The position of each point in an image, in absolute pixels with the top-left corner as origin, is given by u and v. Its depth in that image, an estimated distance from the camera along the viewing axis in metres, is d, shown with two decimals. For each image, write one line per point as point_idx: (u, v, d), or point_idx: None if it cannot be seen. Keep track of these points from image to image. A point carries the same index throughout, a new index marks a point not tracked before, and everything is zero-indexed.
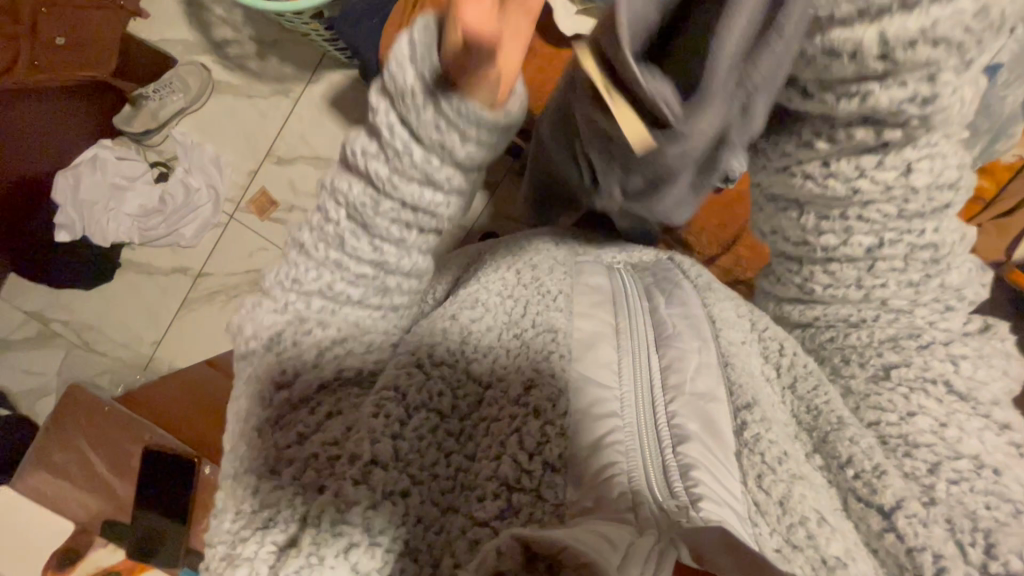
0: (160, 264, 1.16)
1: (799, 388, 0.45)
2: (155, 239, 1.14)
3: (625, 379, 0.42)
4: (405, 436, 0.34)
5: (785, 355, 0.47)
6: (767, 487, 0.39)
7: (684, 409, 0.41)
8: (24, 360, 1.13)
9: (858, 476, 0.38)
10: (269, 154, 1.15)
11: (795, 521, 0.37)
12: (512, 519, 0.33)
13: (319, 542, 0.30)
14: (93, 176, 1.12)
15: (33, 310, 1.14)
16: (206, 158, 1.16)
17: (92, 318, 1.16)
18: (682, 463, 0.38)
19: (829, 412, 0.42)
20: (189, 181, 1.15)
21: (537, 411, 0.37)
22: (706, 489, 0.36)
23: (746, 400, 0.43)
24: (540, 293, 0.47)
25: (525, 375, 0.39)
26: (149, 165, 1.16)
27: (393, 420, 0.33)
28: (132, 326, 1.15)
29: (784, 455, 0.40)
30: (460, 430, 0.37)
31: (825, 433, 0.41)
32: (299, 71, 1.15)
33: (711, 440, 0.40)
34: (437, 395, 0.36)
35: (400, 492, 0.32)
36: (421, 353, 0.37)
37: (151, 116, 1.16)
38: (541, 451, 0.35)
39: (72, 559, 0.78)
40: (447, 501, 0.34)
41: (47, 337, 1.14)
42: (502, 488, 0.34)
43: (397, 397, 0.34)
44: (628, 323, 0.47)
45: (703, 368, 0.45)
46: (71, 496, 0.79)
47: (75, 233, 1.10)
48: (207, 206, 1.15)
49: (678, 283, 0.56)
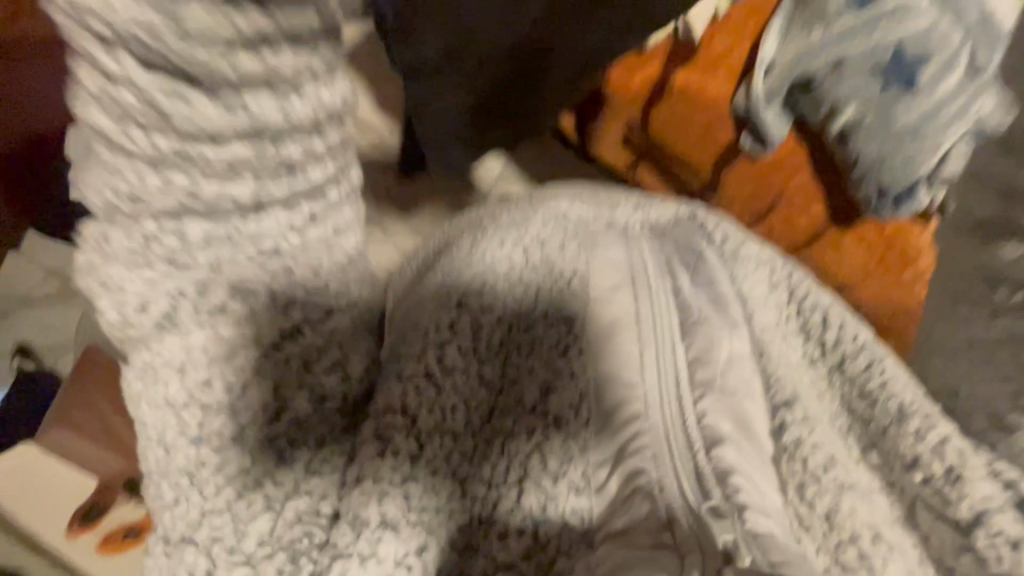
0: None
1: (849, 368, 0.47)
2: None
3: (649, 376, 0.40)
4: (416, 479, 0.33)
5: (832, 331, 0.48)
6: (812, 501, 0.39)
7: (715, 407, 0.39)
8: (44, 318, 1.13)
9: (929, 484, 0.40)
10: None
11: (843, 539, 0.38)
12: (536, 554, 0.34)
13: None
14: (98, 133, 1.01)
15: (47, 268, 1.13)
16: None
17: None
18: (718, 470, 0.36)
19: (887, 398, 0.44)
20: None
21: (558, 422, 0.38)
22: (748, 496, 0.35)
23: (786, 397, 0.42)
24: (552, 279, 0.45)
25: (542, 380, 0.40)
26: None
27: (403, 457, 0.33)
28: None
29: (829, 460, 0.41)
30: (475, 449, 0.37)
31: (884, 426, 0.43)
32: None
33: (743, 439, 0.39)
34: (451, 412, 0.36)
35: (417, 552, 0.32)
36: (429, 359, 0.37)
37: None
38: (566, 473, 0.36)
39: (95, 513, 0.79)
40: (464, 542, 0.34)
41: (65, 295, 1.14)
42: (529, 521, 0.35)
43: (407, 422, 0.34)
44: (648, 307, 0.44)
45: (734, 359, 0.43)
46: (93, 454, 0.80)
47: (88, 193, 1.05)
48: None
49: (702, 252, 0.50)
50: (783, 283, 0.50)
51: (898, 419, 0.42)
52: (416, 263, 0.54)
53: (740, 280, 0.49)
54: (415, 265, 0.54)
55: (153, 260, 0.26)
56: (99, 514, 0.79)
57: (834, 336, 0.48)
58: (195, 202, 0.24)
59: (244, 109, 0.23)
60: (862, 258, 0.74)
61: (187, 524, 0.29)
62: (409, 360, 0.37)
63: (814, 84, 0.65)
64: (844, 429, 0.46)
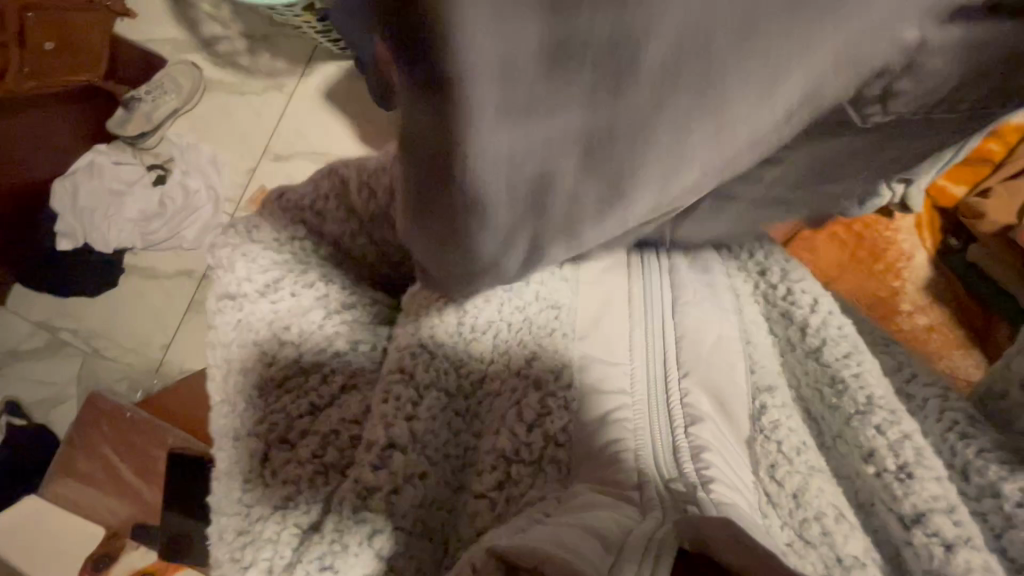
0: (162, 267, 1.20)
1: (827, 354, 0.44)
2: (156, 242, 1.19)
3: (637, 356, 0.43)
4: (418, 416, 0.39)
5: (816, 317, 0.46)
6: (781, 479, 0.39)
7: (697, 385, 0.42)
8: (34, 371, 1.17)
9: (880, 476, 0.38)
10: (267, 151, 1.22)
11: (808, 516, 0.37)
12: (508, 487, 0.38)
13: (342, 530, 0.35)
14: (90, 183, 1.17)
15: (42, 320, 1.19)
16: (203, 159, 1.22)
17: (100, 324, 1.20)
18: (694, 444, 0.38)
19: (859, 391, 0.41)
20: (188, 183, 1.20)
21: (538, 383, 0.41)
22: (718, 470, 0.36)
23: (767, 383, 0.43)
24: None
25: (526, 350, 0.43)
26: (147, 168, 1.21)
27: (405, 400, 0.39)
28: (143, 331, 1.19)
29: (804, 445, 0.40)
30: (466, 411, 0.42)
31: (849, 414, 0.41)
32: (290, 65, 1.22)
33: (723, 421, 0.41)
34: (443, 375, 0.42)
35: (419, 474, 0.37)
36: (423, 333, 0.42)
37: (144, 119, 1.20)
38: (541, 423, 0.39)
39: (104, 562, 0.78)
40: (459, 481, 0.40)
41: (57, 346, 1.18)
42: (500, 460, 0.39)
43: (405, 377, 0.40)
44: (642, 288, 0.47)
45: (723, 340, 0.45)
46: (101, 504, 0.80)
47: (76, 241, 1.16)
48: (206, 207, 1.20)
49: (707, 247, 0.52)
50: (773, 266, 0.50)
51: (864, 410, 0.40)
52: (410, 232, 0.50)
53: (732, 275, 0.51)
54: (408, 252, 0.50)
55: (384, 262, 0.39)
56: (108, 565, 0.78)
57: (816, 321, 0.46)
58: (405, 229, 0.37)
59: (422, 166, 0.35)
60: (836, 248, 0.79)
61: None
62: (405, 332, 0.43)
63: None
64: (817, 417, 0.44)
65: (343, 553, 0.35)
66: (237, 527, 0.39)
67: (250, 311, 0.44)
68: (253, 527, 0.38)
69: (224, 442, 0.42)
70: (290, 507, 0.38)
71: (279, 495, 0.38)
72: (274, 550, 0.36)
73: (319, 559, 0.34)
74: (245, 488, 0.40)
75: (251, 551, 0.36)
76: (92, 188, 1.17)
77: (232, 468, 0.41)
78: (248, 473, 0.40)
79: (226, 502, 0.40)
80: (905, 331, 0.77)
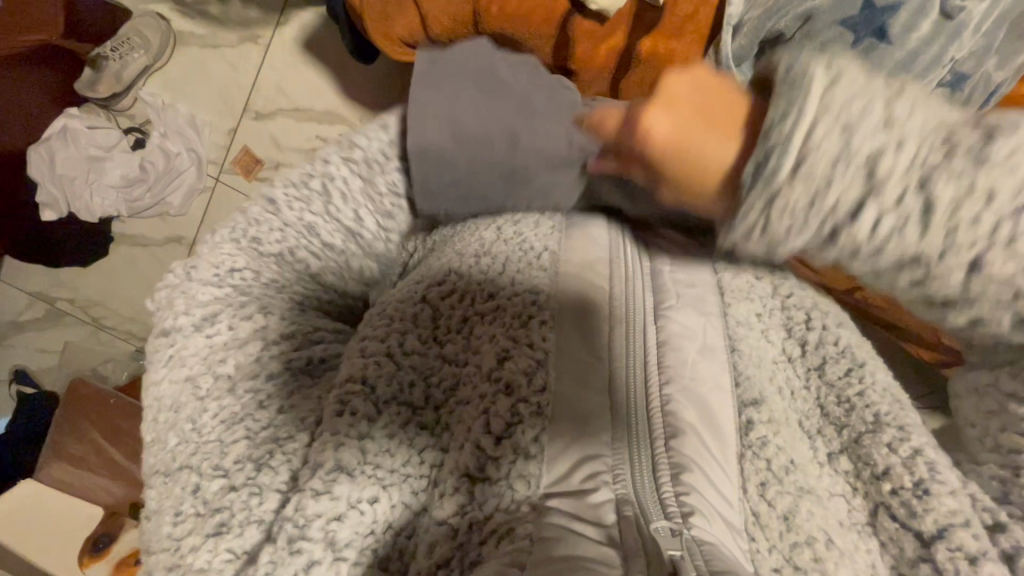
0: (154, 236, 1.18)
1: (828, 373, 0.42)
2: (144, 209, 1.15)
3: (616, 349, 0.39)
4: (372, 436, 0.36)
5: (813, 331, 0.43)
6: (771, 499, 0.36)
7: (683, 393, 0.37)
8: (34, 341, 1.18)
9: (897, 493, 0.35)
10: (247, 109, 1.16)
11: (799, 540, 0.35)
12: (472, 511, 0.34)
13: (277, 562, 0.32)
14: (67, 150, 1.11)
15: (36, 291, 1.17)
16: (181, 119, 1.15)
17: (95, 295, 1.19)
18: (672, 463, 0.35)
19: (865, 408, 0.39)
20: (168, 146, 1.14)
21: (509, 389, 0.36)
22: (697, 499, 0.33)
23: (753, 396, 0.40)
24: (521, 250, 0.43)
25: (500, 348, 0.38)
26: (124, 132, 1.16)
27: (360, 417, 0.36)
28: (138, 300, 1.19)
29: (791, 464, 0.38)
30: (436, 422, 0.38)
31: (858, 434, 0.39)
32: (263, 14, 1.13)
33: (710, 438, 0.36)
34: (409, 386, 0.38)
35: (368, 500, 0.34)
36: (391, 342, 0.39)
37: (115, 79, 1.12)
38: (511, 436, 0.35)
39: (105, 542, 0.80)
40: (419, 502, 0.35)
41: (55, 317, 1.18)
42: (464, 480, 0.34)
43: (365, 390, 0.37)
44: (623, 266, 0.43)
45: (707, 351, 0.40)
46: (93, 484, 0.84)
47: (62, 211, 1.10)
48: (191, 170, 1.16)
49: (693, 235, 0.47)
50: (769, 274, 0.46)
51: (873, 428, 0.38)
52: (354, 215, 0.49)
53: (723, 269, 0.45)
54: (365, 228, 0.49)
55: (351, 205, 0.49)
56: (108, 545, 0.80)
57: (813, 338, 0.43)
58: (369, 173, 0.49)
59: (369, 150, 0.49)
60: None
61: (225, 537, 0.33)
62: (372, 338, 0.39)
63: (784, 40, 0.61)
64: (813, 431, 0.41)
65: None
66: (168, 563, 0.35)
67: (185, 346, 0.41)
68: (183, 560, 0.35)
69: (156, 481, 0.39)
70: (223, 533, 0.35)
71: (211, 522, 0.35)
72: None
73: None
74: (176, 521, 0.36)
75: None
76: (70, 156, 1.11)
77: (163, 504, 0.37)
78: (180, 505, 0.37)
79: (157, 543, 0.36)
80: None
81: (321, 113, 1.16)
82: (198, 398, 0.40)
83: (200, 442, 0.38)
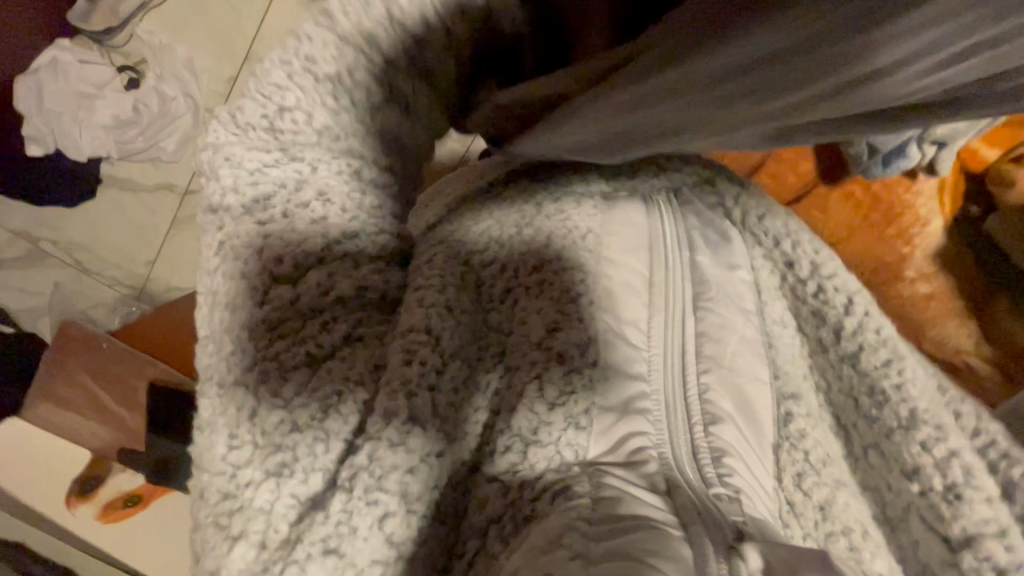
0: (142, 180, 1.15)
1: (866, 362, 0.42)
2: (134, 153, 1.11)
3: (654, 338, 0.41)
4: (440, 388, 0.33)
5: (852, 318, 0.43)
6: (808, 489, 0.39)
7: (718, 382, 0.40)
8: (14, 279, 1.11)
9: (926, 495, 0.37)
10: (248, 59, 1.13)
11: (835, 530, 0.39)
12: (523, 471, 0.33)
13: (351, 511, 0.29)
14: (57, 82, 1.06)
15: (16, 228, 1.11)
16: (179, 62, 1.11)
17: (82, 236, 1.15)
18: (715, 447, 0.37)
19: (899, 404, 0.40)
20: (163, 89, 1.10)
21: (561, 357, 0.37)
22: (739, 478, 0.36)
23: (792, 389, 0.43)
24: (566, 228, 0.44)
25: (549, 318, 0.38)
26: (116, 70, 1.10)
27: (429, 367, 0.32)
28: (124, 244, 1.17)
29: (827, 457, 0.41)
30: (486, 383, 0.36)
31: (889, 430, 0.40)
32: None
33: (745, 423, 0.39)
34: (463, 342, 0.36)
35: (436, 453, 0.31)
36: (448, 294, 0.36)
37: (110, 12, 1.09)
38: (564, 404, 0.35)
39: (92, 483, 0.83)
40: (473, 458, 0.35)
41: (38, 256, 1.13)
42: (515, 440, 0.34)
43: (430, 340, 0.33)
44: (663, 255, 0.45)
45: (744, 342, 0.43)
46: (83, 426, 0.84)
47: (48, 147, 1.05)
48: (187, 116, 1.12)
49: (728, 235, 0.49)
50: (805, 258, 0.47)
51: (906, 425, 0.39)
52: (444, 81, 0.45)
53: (760, 269, 0.48)
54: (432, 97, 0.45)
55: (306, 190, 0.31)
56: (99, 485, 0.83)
57: (853, 324, 0.43)
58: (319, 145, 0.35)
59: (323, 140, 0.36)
60: (850, 211, 0.76)
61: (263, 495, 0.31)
62: (427, 289, 0.36)
63: None
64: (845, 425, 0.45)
65: (352, 539, 0.29)
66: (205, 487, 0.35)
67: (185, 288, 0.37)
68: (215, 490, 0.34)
69: None
70: (285, 475, 0.30)
71: (271, 459, 0.30)
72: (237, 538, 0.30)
73: (323, 541, 0.28)
74: (232, 443, 0.31)
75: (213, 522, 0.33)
76: (58, 89, 1.06)
77: None
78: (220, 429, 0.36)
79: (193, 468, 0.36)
80: (903, 300, 0.78)
81: None
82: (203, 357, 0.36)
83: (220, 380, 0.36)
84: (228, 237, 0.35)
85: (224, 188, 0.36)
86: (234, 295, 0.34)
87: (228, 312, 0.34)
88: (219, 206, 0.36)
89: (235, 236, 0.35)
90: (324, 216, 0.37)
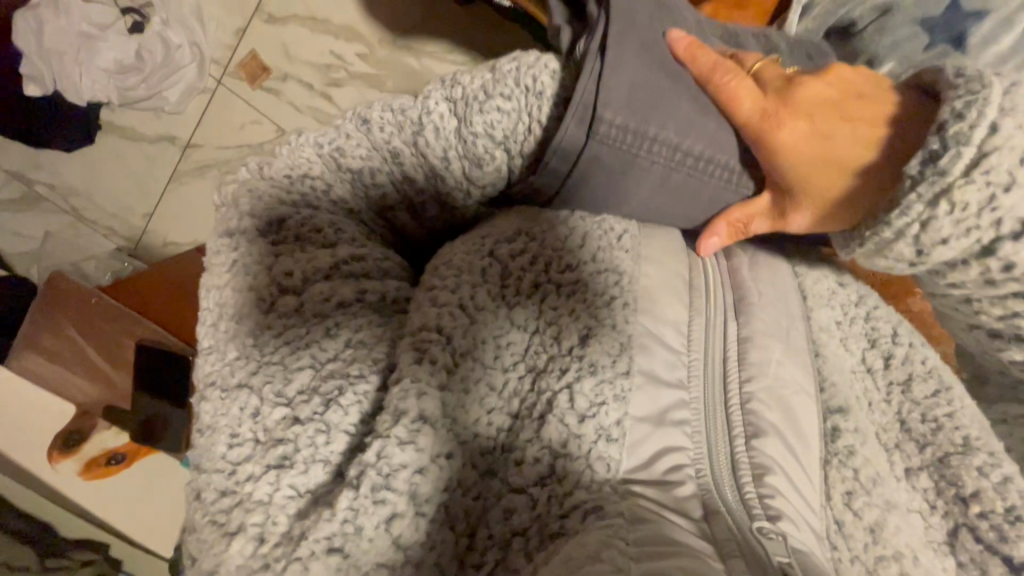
0: (144, 130, 1.12)
1: (915, 391, 0.46)
2: (139, 102, 1.08)
3: (695, 344, 0.41)
4: (450, 388, 0.35)
5: (900, 348, 0.48)
6: (858, 510, 0.39)
7: (763, 394, 0.40)
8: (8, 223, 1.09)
9: (986, 517, 0.41)
10: (258, 11, 1.07)
11: (886, 555, 0.38)
12: (551, 484, 0.34)
13: (359, 509, 0.30)
14: (56, 20, 1.01)
15: (12, 169, 1.11)
16: (185, 9, 1.06)
17: (78, 183, 1.13)
18: (756, 463, 0.37)
19: (953, 431, 0.44)
20: (168, 36, 1.05)
21: (593, 367, 0.37)
22: (782, 500, 0.36)
23: (839, 403, 0.43)
24: (602, 229, 0.45)
25: (583, 325, 0.39)
26: (120, 11, 1.05)
27: (439, 366, 0.35)
28: (121, 194, 1.14)
29: (877, 477, 0.41)
30: (507, 384, 0.37)
31: (945, 455, 0.44)
32: None
33: (791, 435, 0.39)
34: (480, 341, 0.37)
35: (445, 454, 0.33)
36: (463, 293, 0.38)
37: None
38: (595, 415, 0.35)
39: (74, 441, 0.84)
40: (486, 464, 0.36)
41: (31, 201, 1.11)
42: (545, 451, 0.35)
43: (441, 338, 0.36)
44: (707, 277, 0.46)
45: (790, 353, 0.42)
46: (71, 382, 0.83)
47: (46, 87, 1.02)
48: (191, 67, 1.07)
49: (779, 265, 0.48)
50: (851, 286, 0.51)
51: (963, 450, 0.43)
52: (431, 162, 0.46)
53: (804, 275, 0.49)
54: (420, 173, 0.47)
55: (355, 178, 0.46)
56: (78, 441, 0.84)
57: (900, 354, 0.48)
58: (343, 154, 0.45)
59: (348, 157, 0.45)
60: None
61: (315, 482, 0.33)
62: (442, 289, 0.38)
63: (855, 29, 0.61)
64: (892, 444, 0.45)
65: (357, 538, 0.30)
66: (223, 487, 0.34)
67: (225, 300, 0.40)
68: (241, 487, 0.33)
69: (211, 392, 0.37)
70: (286, 467, 0.33)
71: (274, 452, 0.33)
72: (265, 517, 0.32)
73: (329, 539, 0.30)
74: (233, 442, 0.34)
75: (238, 514, 0.32)
76: (58, 27, 1.01)
77: (218, 421, 0.35)
78: (237, 427, 0.35)
79: (207, 460, 0.35)
80: None
81: (339, 28, 1.08)
82: (227, 363, 0.38)
83: (262, 361, 0.37)
84: (240, 257, 0.41)
85: (240, 215, 0.42)
86: (244, 307, 0.39)
87: (236, 322, 0.39)
88: (236, 229, 0.42)
89: (251, 254, 0.41)
90: (334, 242, 0.42)
